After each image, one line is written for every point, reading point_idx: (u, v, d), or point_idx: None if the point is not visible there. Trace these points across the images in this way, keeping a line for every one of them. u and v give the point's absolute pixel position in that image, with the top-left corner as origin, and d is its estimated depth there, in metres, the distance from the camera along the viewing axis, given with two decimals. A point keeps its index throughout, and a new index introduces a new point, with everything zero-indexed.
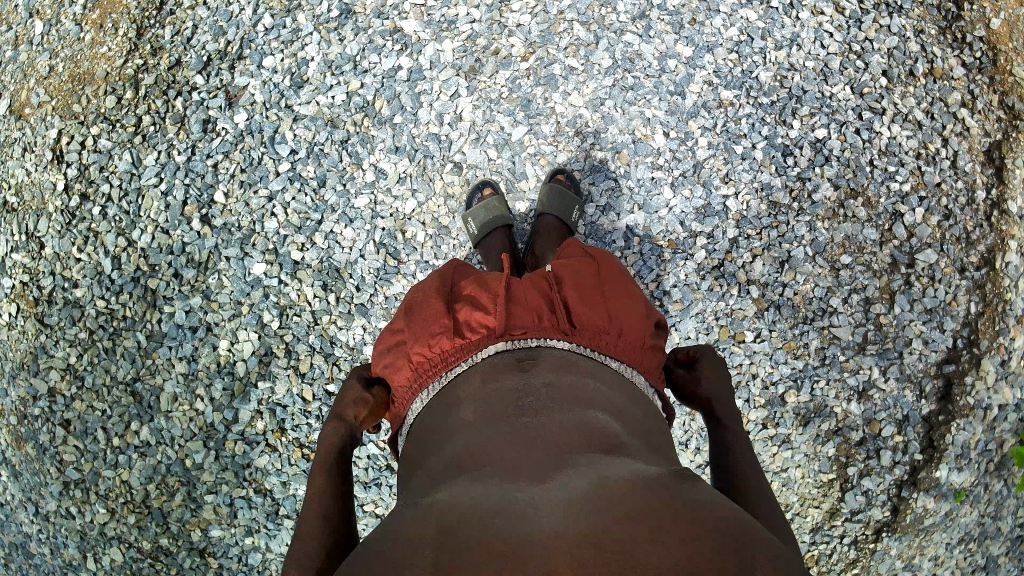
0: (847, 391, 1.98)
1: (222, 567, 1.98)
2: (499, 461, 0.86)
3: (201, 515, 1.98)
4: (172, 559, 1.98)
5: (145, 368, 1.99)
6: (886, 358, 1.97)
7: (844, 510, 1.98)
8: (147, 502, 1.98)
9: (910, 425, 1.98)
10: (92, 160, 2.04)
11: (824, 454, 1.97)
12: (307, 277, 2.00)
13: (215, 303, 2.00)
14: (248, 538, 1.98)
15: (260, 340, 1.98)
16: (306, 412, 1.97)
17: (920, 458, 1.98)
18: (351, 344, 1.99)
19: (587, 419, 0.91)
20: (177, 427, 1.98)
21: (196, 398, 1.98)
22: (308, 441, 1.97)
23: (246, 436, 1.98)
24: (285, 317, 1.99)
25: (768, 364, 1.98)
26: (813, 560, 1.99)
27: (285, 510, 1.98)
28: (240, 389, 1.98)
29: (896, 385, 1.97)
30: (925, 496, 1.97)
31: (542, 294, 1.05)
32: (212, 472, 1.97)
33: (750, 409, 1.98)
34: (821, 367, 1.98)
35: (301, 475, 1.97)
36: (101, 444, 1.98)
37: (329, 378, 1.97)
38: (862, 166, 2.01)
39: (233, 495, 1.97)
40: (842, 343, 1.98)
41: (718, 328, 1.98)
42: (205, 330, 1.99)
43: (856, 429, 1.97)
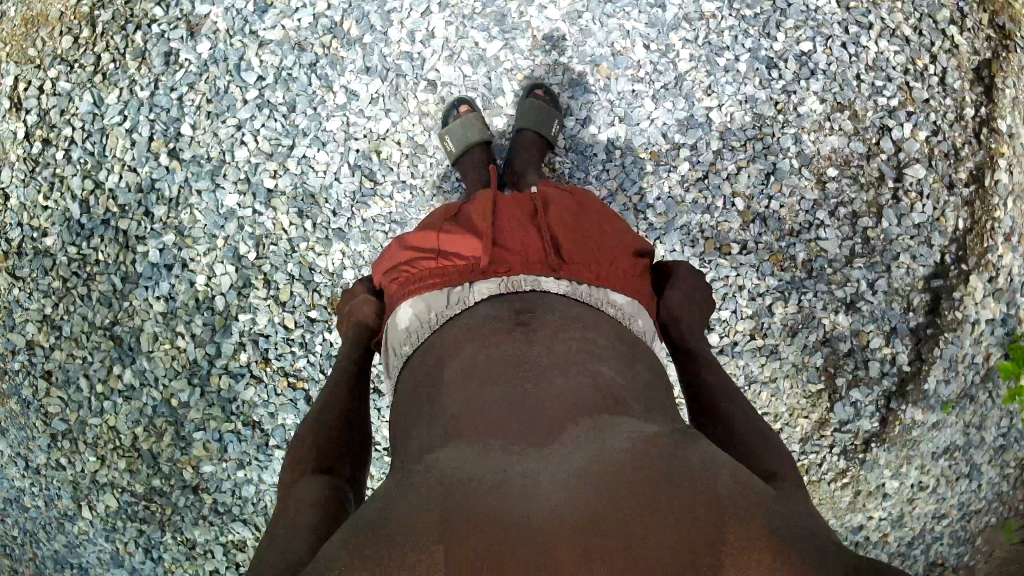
0: (835, 302, 1.63)
1: (219, 501, 1.64)
2: (494, 431, 0.78)
3: (192, 453, 1.63)
4: (166, 499, 1.64)
5: (123, 310, 1.64)
6: (874, 272, 1.63)
7: (834, 420, 1.64)
8: (136, 445, 1.64)
9: (897, 338, 1.64)
10: (51, 104, 1.66)
11: (812, 364, 1.63)
12: (284, 204, 1.63)
13: (190, 237, 1.64)
14: (241, 471, 1.64)
15: (239, 274, 1.63)
16: (289, 340, 1.63)
17: (908, 369, 1.64)
18: (331, 270, 1.63)
19: (588, 379, 0.83)
20: (159, 367, 1.63)
21: (178, 335, 1.63)
22: (294, 368, 1.63)
23: (231, 368, 1.63)
24: (262, 247, 1.63)
25: (754, 276, 1.63)
26: (804, 471, 1.65)
27: (276, 441, 1.63)
28: (222, 323, 1.63)
29: (884, 298, 1.63)
30: (914, 408, 1.63)
31: (530, 226, 1.00)
32: (200, 409, 1.63)
33: (736, 321, 1.63)
34: (808, 280, 1.63)
35: (291, 405, 1.63)
36: (84, 393, 1.64)
37: (311, 305, 1.62)
38: (847, 80, 1.66)
39: (223, 429, 1.63)
40: (829, 258, 1.63)
41: (704, 240, 1.63)
42: (180, 267, 1.63)
43: (844, 339, 1.63)
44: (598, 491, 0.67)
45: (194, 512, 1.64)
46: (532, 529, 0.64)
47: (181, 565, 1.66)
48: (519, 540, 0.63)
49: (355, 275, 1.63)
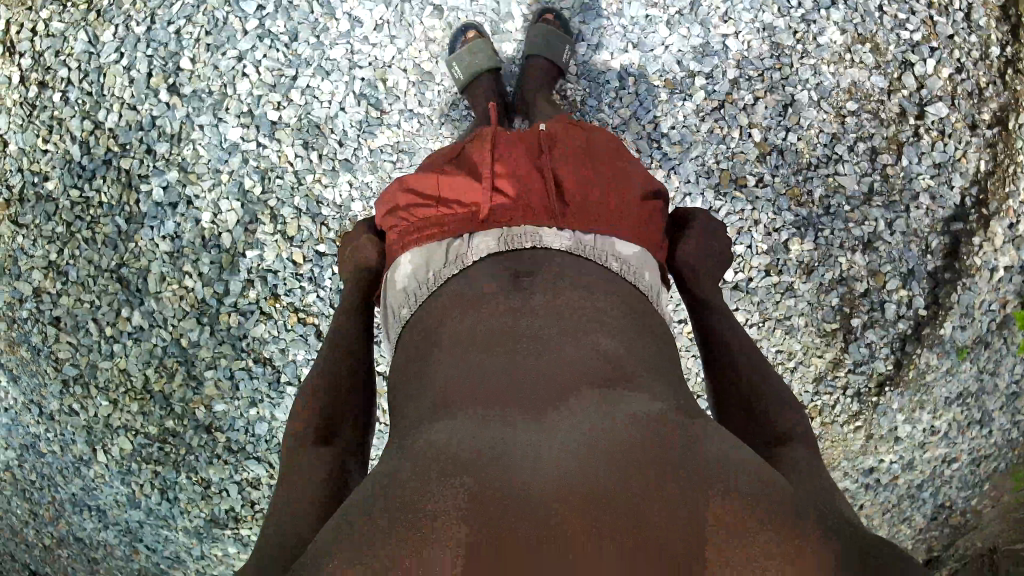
0: (852, 241, 1.51)
1: (233, 440, 1.55)
2: (494, 391, 0.74)
3: (204, 392, 1.54)
4: (180, 440, 1.55)
5: (130, 252, 1.52)
6: (893, 211, 1.51)
7: (848, 361, 1.54)
8: (148, 387, 1.54)
9: (916, 281, 1.52)
10: (45, 47, 1.52)
11: (827, 304, 1.52)
12: (289, 136, 1.51)
13: (194, 174, 1.52)
14: (253, 409, 1.54)
15: (245, 209, 1.51)
16: (298, 275, 1.51)
17: (924, 313, 1.53)
18: (339, 202, 1.52)
19: (593, 339, 0.78)
20: (169, 307, 1.52)
21: (185, 275, 1.52)
22: (305, 304, 1.51)
23: (241, 306, 1.52)
24: (267, 181, 1.51)
25: (771, 212, 1.51)
26: (815, 412, 1.55)
27: (288, 377, 1.53)
28: (229, 260, 1.51)
29: (901, 239, 1.51)
30: (928, 353, 1.53)
31: (534, 161, 0.89)
32: (210, 349, 1.53)
33: (752, 256, 1.52)
34: (825, 217, 1.51)
35: (302, 342, 1.52)
36: (94, 336, 1.54)
37: (319, 239, 1.51)
38: (870, 11, 1.51)
39: (234, 367, 1.53)
40: (847, 194, 1.51)
41: (720, 173, 1.51)
42: (185, 204, 1.52)
43: (860, 280, 1.52)
44: (607, 467, 0.65)
45: (208, 452, 1.55)
46: (536, 502, 0.62)
47: (196, 504, 1.57)
48: (520, 513, 0.61)
49: (364, 208, 1.52)
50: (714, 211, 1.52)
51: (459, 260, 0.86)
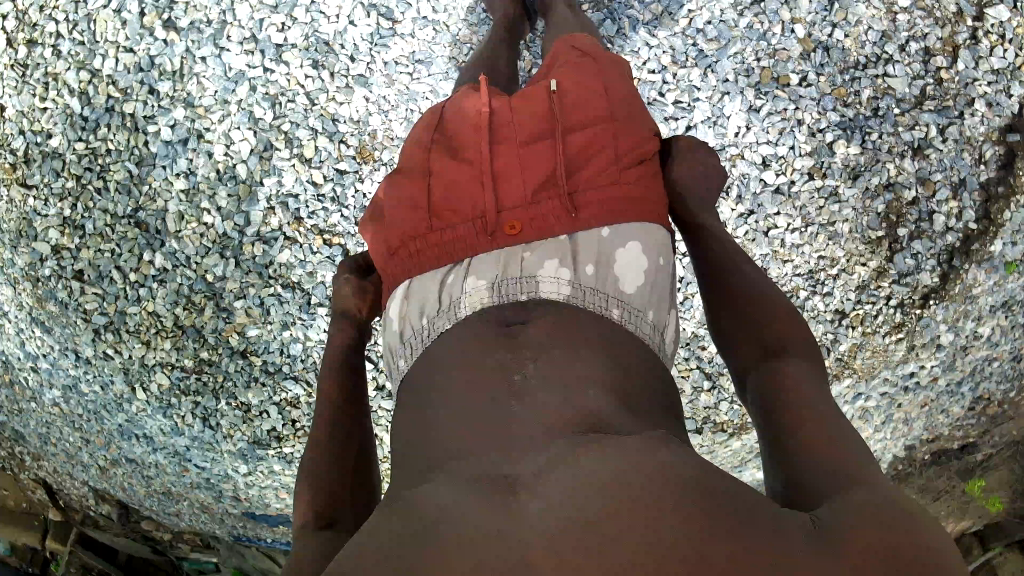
0: (901, 147, 1.47)
1: (269, 364, 1.61)
2: (483, 429, 0.75)
3: (235, 320, 1.59)
4: (217, 368, 1.61)
5: (144, 195, 1.56)
6: (946, 117, 1.46)
7: (893, 271, 1.52)
8: (179, 324, 1.59)
9: (967, 191, 1.49)
10: (28, 4, 1.54)
11: (873, 210, 1.49)
12: (295, 57, 1.51)
13: (201, 108, 1.53)
14: (286, 331, 1.59)
15: (258, 138, 1.53)
16: (319, 196, 1.54)
17: (974, 228, 1.50)
18: (355, 118, 1.52)
19: (577, 363, 0.77)
20: (190, 247, 1.56)
21: (203, 212, 1.55)
22: (328, 225, 1.54)
23: (263, 234, 1.55)
24: (279, 106, 1.52)
25: (814, 112, 1.47)
26: (857, 321, 1.54)
27: (318, 299, 1.57)
28: (246, 191, 1.54)
29: (955, 146, 1.47)
30: (977, 269, 1.51)
31: (534, 162, 0.88)
32: (236, 280, 1.57)
33: (795, 158, 1.48)
34: (873, 120, 1.47)
35: (329, 263, 1.55)
36: (119, 284, 1.58)
37: (339, 158, 1.53)
38: None
39: (263, 295, 1.57)
40: (896, 96, 1.47)
41: (760, 72, 1.47)
42: (196, 139, 1.53)
43: (909, 188, 1.48)
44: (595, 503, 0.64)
45: (246, 377, 1.61)
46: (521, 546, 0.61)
47: (238, 429, 1.65)
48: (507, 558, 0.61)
49: (382, 121, 1.52)
50: (755, 111, 1.48)
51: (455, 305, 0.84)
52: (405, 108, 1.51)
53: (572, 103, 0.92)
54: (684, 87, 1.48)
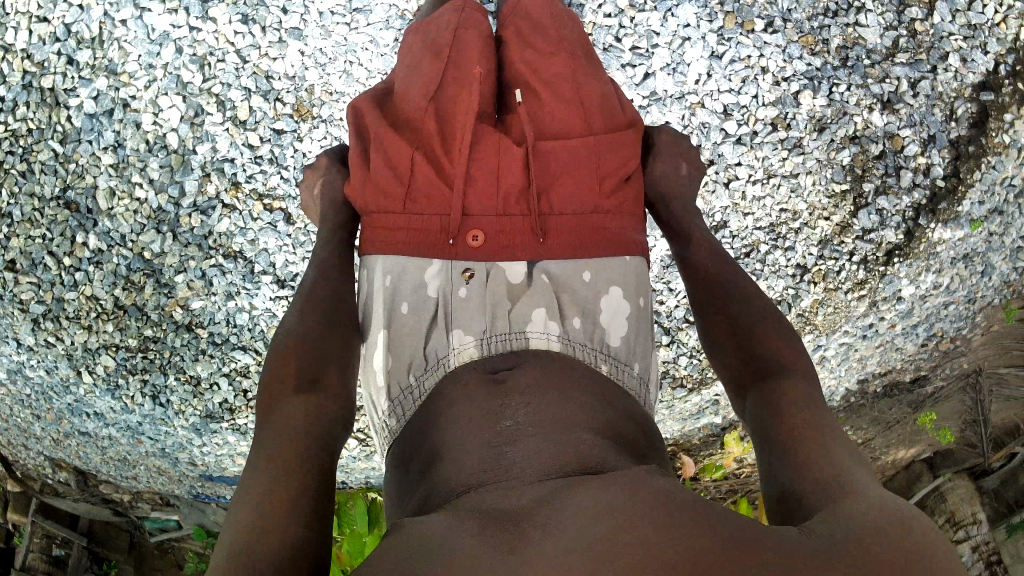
0: (869, 99, 1.67)
1: (216, 334, 1.78)
2: (480, 472, 0.78)
3: (178, 295, 1.76)
4: (162, 344, 1.78)
5: (71, 174, 1.72)
6: (917, 71, 1.66)
7: (855, 227, 1.72)
8: (119, 305, 1.76)
9: (935, 148, 1.68)
10: None
11: (838, 162, 1.69)
12: (224, 13, 1.65)
13: (125, 75, 1.67)
14: (231, 301, 1.76)
15: (187, 103, 1.68)
16: (256, 159, 1.71)
17: (942, 184, 1.69)
18: (291, 73, 1.68)
19: (577, 413, 0.83)
20: (124, 224, 1.73)
21: (136, 186, 1.71)
22: (267, 189, 1.72)
23: (200, 204, 1.72)
24: (207, 68, 1.67)
25: (779, 59, 1.67)
26: (819, 275, 1.74)
27: (260, 266, 1.75)
28: (179, 160, 1.71)
29: (924, 101, 1.67)
30: (943, 227, 1.69)
31: (512, 175, 1.04)
32: (175, 254, 1.74)
33: (758, 108, 1.68)
34: (842, 70, 1.67)
35: (268, 229, 1.73)
36: (54, 270, 1.74)
37: (275, 117, 1.69)
38: None
39: (204, 266, 1.75)
40: (866, 46, 1.67)
41: (724, 17, 1.67)
42: (123, 109, 1.68)
43: (876, 142, 1.69)
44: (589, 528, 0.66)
45: (192, 349, 1.78)
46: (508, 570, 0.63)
47: (189, 404, 1.81)
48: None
49: (319, 75, 1.68)
50: (717, 56, 1.67)
51: (443, 363, 0.94)
52: (344, 61, 1.67)
53: (553, 116, 1.09)
54: (641, 33, 1.68)
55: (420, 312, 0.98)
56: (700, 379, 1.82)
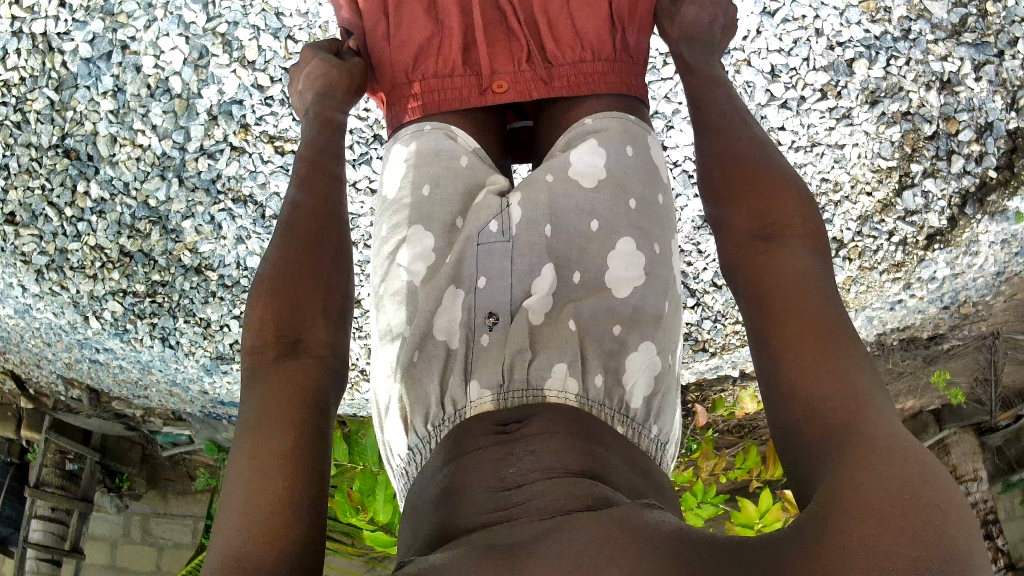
0: (928, 77, 1.65)
1: (225, 277, 1.91)
2: (484, 511, 0.74)
3: (186, 240, 1.87)
4: (171, 287, 1.92)
5: (69, 121, 1.76)
6: (983, 54, 1.61)
7: (899, 206, 1.75)
8: (125, 251, 1.88)
9: (991, 136, 1.66)
10: None
11: (887, 138, 1.71)
12: None
13: (123, 16, 1.65)
14: (241, 244, 1.87)
15: (191, 44, 1.68)
16: (267, 100, 1.72)
17: (994, 175, 1.68)
18: (303, 10, 1.64)
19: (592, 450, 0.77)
20: (127, 171, 1.80)
21: (139, 132, 1.76)
22: (277, 133, 1.75)
23: (207, 148, 1.77)
24: (210, 8, 1.66)
25: (836, 21, 1.62)
26: (858, 252, 1.80)
27: (270, 212, 1.83)
28: (183, 105, 1.73)
29: (985, 86, 1.63)
30: (989, 220, 1.69)
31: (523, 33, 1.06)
32: (182, 199, 1.82)
33: (807, 72, 1.66)
34: (902, 42, 1.62)
35: (280, 172, 1.79)
36: (55, 221, 1.84)
37: (285, 57, 1.68)
38: None
39: (213, 210, 1.83)
40: (932, 20, 1.61)
41: None
42: (122, 49, 1.68)
43: (930, 122, 1.68)
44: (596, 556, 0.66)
45: (203, 292, 1.92)
46: None
47: (199, 345, 1.97)
48: None
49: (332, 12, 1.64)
50: (769, 12, 1.61)
51: (456, 417, 0.82)
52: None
53: None
54: None
55: (432, 360, 0.84)
56: (722, 343, 1.91)
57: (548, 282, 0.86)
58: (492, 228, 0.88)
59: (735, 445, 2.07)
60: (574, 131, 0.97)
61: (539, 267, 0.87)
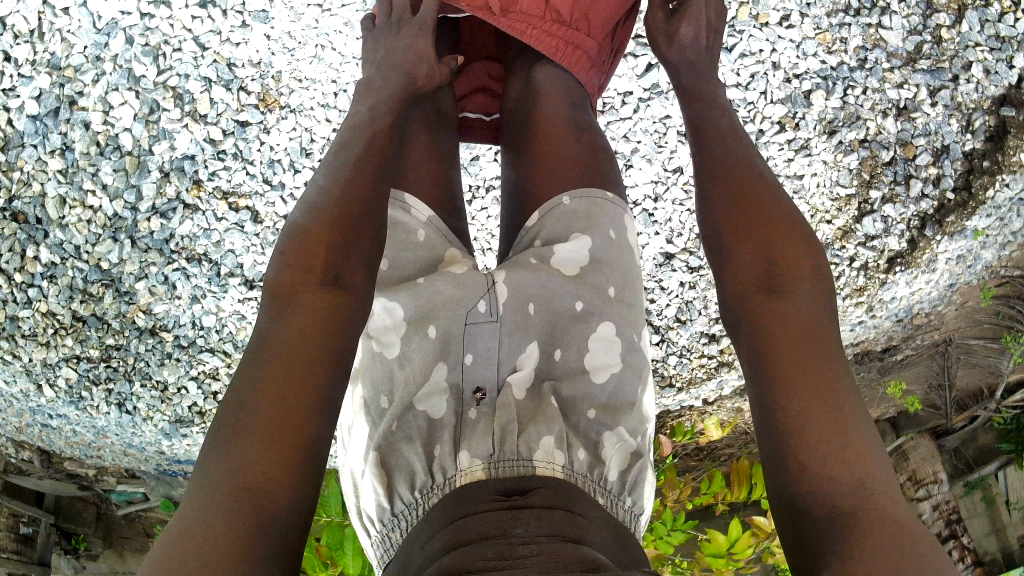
0: (885, 104, 1.65)
1: (181, 338, 1.73)
2: (482, 560, 0.66)
3: (139, 301, 1.70)
4: (126, 351, 1.72)
5: (16, 182, 1.65)
6: (938, 80, 1.63)
7: (858, 232, 1.70)
8: (77, 317, 1.70)
9: (948, 159, 1.65)
10: None
11: (845, 165, 1.67)
12: None
13: (70, 70, 1.59)
14: (196, 304, 1.71)
15: (140, 100, 1.61)
16: (220, 154, 1.64)
17: (951, 197, 1.66)
18: (256, 60, 1.60)
19: (579, 515, 0.73)
20: (77, 236, 1.67)
21: (88, 193, 1.65)
22: (231, 188, 1.66)
23: (159, 207, 1.66)
24: (161, 60, 1.59)
25: (792, 54, 1.62)
26: None
27: (227, 269, 1.69)
28: (134, 163, 1.64)
29: (942, 110, 1.64)
30: (950, 242, 1.66)
31: None
32: (134, 261, 1.68)
33: (765, 106, 1.64)
34: (858, 72, 1.63)
35: (235, 230, 1.67)
36: (4, 287, 1.68)
37: (238, 109, 1.62)
38: None
39: (167, 271, 1.69)
40: (888, 49, 1.63)
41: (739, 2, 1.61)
42: (70, 106, 1.61)
43: (886, 148, 1.67)
44: None
45: (158, 354, 1.73)
46: None
47: (157, 409, 1.75)
48: None
49: (287, 61, 1.61)
50: (728, 49, 1.62)
51: (445, 485, 0.77)
52: (313, 45, 1.59)
53: None
54: None
55: (411, 429, 0.80)
56: (688, 379, 1.80)
57: (532, 360, 0.84)
58: (479, 307, 0.85)
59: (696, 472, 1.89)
60: (548, 212, 0.93)
61: (524, 347, 0.85)
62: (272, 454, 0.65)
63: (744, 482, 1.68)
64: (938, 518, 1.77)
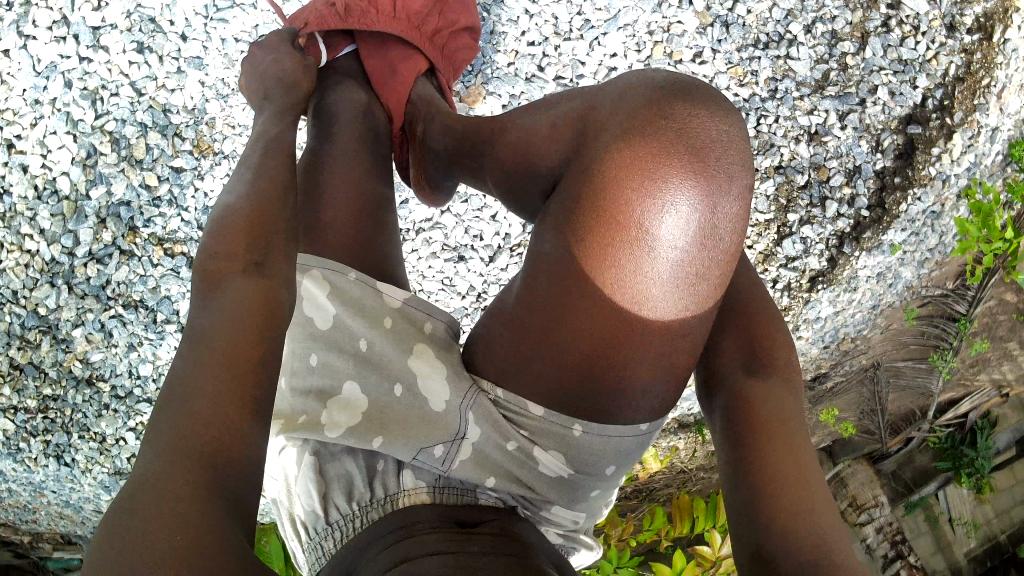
0: (796, 130, 1.63)
1: (118, 387, 1.60)
2: (441, 567, 0.71)
3: (76, 350, 1.58)
4: (64, 402, 1.60)
5: None
6: (847, 104, 1.62)
7: (780, 255, 1.68)
8: (15, 362, 1.58)
9: (860, 178, 1.65)
10: None
11: (762, 192, 1.65)
12: (117, 41, 1.47)
13: (10, 112, 1.50)
14: (134, 351, 1.59)
15: (78, 144, 1.51)
16: (155, 201, 1.54)
17: (866, 216, 1.66)
18: (189, 106, 1.50)
19: (522, 542, 0.79)
20: (15, 279, 1.55)
21: (26, 237, 1.54)
22: (167, 235, 1.55)
23: (95, 253, 1.55)
24: (99, 104, 1.49)
25: None
26: None
27: (164, 316, 1.57)
28: (72, 208, 1.53)
29: (852, 132, 1.63)
30: (867, 257, 1.68)
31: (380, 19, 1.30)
32: (72, 307, 1.56)
33: None
34: (770, 101, 1.61)
35: (171, 275, 1.57)
36: None
37: (173, 155, 1.53)
38: None
39: (103, 318, 1.57)
40: (797, 78, 1.61)
41: (653, 46, 1.58)
42: (7, 149, 1.51)
43: (801, 172, 1.65)
44: None
45: (95, 405, 1.60)
46: None
47: (95, 461, 1.62)
48: None
49: (220, 108, 1.51)
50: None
51: (387, 500, 0.83)
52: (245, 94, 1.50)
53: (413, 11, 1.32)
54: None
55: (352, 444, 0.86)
56: None
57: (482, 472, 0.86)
58: (435, 451, 0.84)
59: (637, 509, 1.89)
60: (553, 428, 0.83)
61: (480, 482, 0.84)
62: (222, 434, 0.67)
63: (687, 516, 1.76)
64: (883, 540, 1.86)
